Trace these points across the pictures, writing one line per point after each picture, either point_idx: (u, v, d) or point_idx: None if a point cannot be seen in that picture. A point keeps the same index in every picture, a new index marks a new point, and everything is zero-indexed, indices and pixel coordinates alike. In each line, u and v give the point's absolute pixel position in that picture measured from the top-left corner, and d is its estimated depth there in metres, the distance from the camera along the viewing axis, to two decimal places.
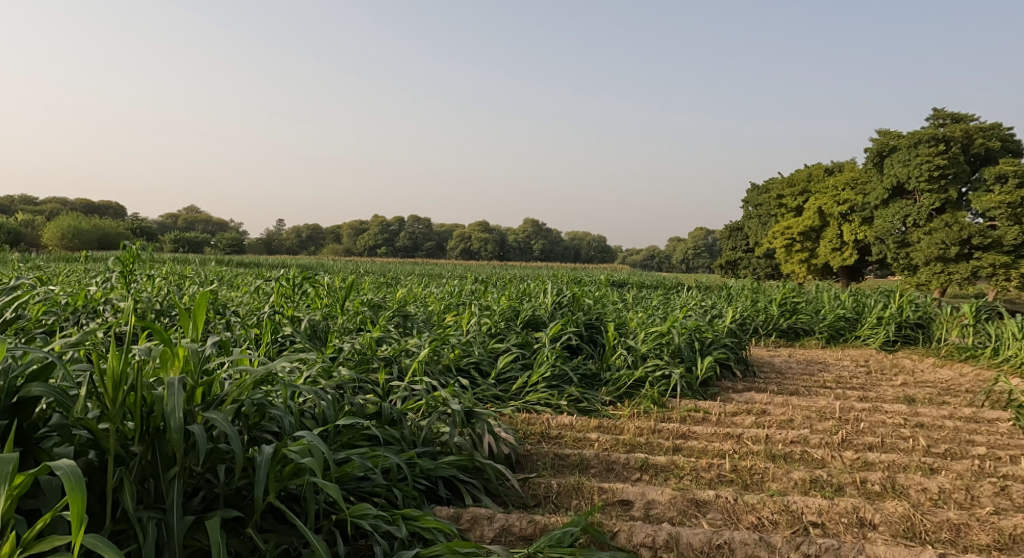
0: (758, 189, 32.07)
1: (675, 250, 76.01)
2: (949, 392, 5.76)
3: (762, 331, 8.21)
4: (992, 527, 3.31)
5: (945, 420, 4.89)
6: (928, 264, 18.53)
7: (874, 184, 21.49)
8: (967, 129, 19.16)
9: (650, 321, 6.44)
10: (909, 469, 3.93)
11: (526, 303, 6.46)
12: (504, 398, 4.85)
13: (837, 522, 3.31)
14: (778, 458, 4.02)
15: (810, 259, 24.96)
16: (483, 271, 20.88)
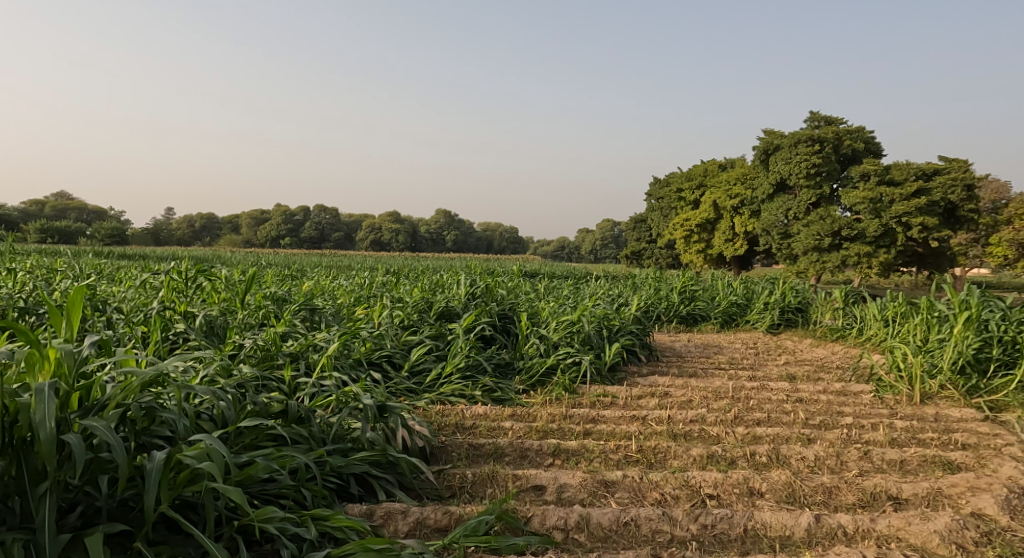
0: (660, 182, 33.30)
1: (584, 241, 78.04)
2: (823, 369, 6.29)
3: (664, 317, 8.60)
4: (856, 488, 3.66)
5: (819, 395, 5.34)
6: (806, 254, 19.95)
7: (760, 179, 22.81)
8: (838, 132, 20.56)
9: (561, 310, 6.61)
10: (791, 440, 4.27)
11: (438, 295, 6.47)
12: (418, 391, 4.87)
13: (730, 493, 3.57)
14: (678, 437, 4.26)
15: (706, 249, 26.22)
16: (392, 263, 20.65)
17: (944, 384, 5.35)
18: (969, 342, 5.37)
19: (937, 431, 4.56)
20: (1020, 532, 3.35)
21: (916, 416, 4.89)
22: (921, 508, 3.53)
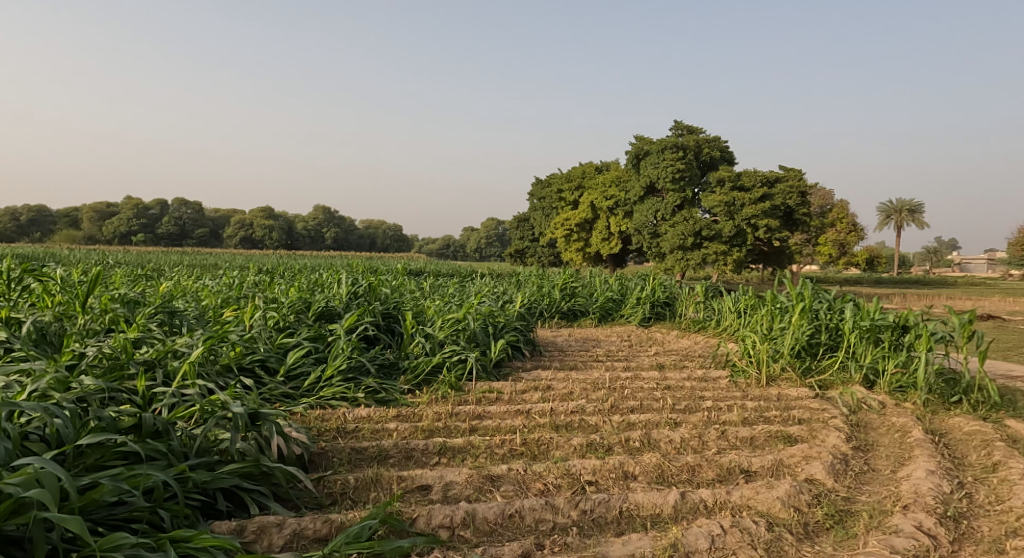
0: (541, 182, 34.12)
1: (468, 239, 78.52)
2: (687, 358, 6.77)
3: (546, 313, 8.86)
4: (714, 464, 3.98)
5: (684, 381, 5.75)
6: (672, 252, 21.16)
7: (632, 182, 23.98)
8: (696, 141, 22.36)
9: (447, 308, 6.63)
10: (660, 424, 4.56)
11: (318, 295, 6.29)
12: (295, 396, 4.74)
13: (607, 478, 3.77)
14: (560, 428, 4.43)
15: (585, 248, 27.18)
16: (265, 263, 19.62)
17: (784, 367, 6.07)
18: (802, 329, 6.16)
19: (779, 409, 5.14)
20: (842, 492, 3.82)
21: (761, 396, 5.45)
22: (765, 478, 3.92)
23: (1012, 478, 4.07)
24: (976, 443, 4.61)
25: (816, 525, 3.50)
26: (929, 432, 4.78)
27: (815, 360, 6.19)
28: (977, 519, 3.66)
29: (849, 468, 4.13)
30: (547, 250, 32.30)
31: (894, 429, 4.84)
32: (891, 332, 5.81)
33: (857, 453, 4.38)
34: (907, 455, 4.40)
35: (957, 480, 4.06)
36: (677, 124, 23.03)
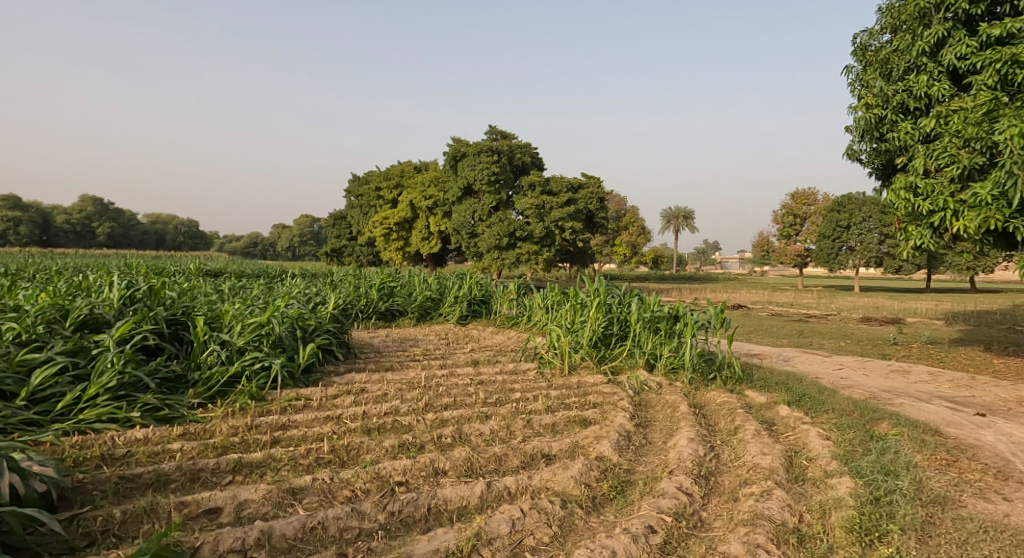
0: (358, 180, 33.33)
1: (280, 237, 74.02)
2: (503, 353, 7.16)
3: (363, 315, 8.72)
4: (521, 453, 4.30)
5: (496, 375, 6.04)
6: (489, 251, 22.11)
7: (450, 183, 24.23)
8: (511, 145, 23.51)
9: (248, 312, 6.21)
10: (472, 419, 4.75)
11: (82, 300, 5.52)
12: (45, 422, 4.21)
13: (418, 476, 3.87)
14: (372, 431, 4.42)
15: (404, 247, 27.06)
16: (13, 264, 16.70)
17: (583, 357, 6.96)
18: (598, 321, 7.15)
19: (577, 394, 5.73)
20: (624, 464, 4.39)
21: (563, 384, 6.03)
22: (562, 459, 4.34)
23: (747, 437, 5.04)
24: (722, 411, 5.78)
25: (602, 497, 3.98)
26: (692, 405, 5.86)
27: (608, 348, 7.20)
28: (723, 474, 4.47)
29: (631, 443, 4.80)
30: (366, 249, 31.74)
31: (667, 405, 5.84)
32: (666, 322, 7.00)
33: (638, 430, 5.09)
34: (675, 426, 5.26)
35: (709, 444, 4.93)
36: (492, 128, 23.85)
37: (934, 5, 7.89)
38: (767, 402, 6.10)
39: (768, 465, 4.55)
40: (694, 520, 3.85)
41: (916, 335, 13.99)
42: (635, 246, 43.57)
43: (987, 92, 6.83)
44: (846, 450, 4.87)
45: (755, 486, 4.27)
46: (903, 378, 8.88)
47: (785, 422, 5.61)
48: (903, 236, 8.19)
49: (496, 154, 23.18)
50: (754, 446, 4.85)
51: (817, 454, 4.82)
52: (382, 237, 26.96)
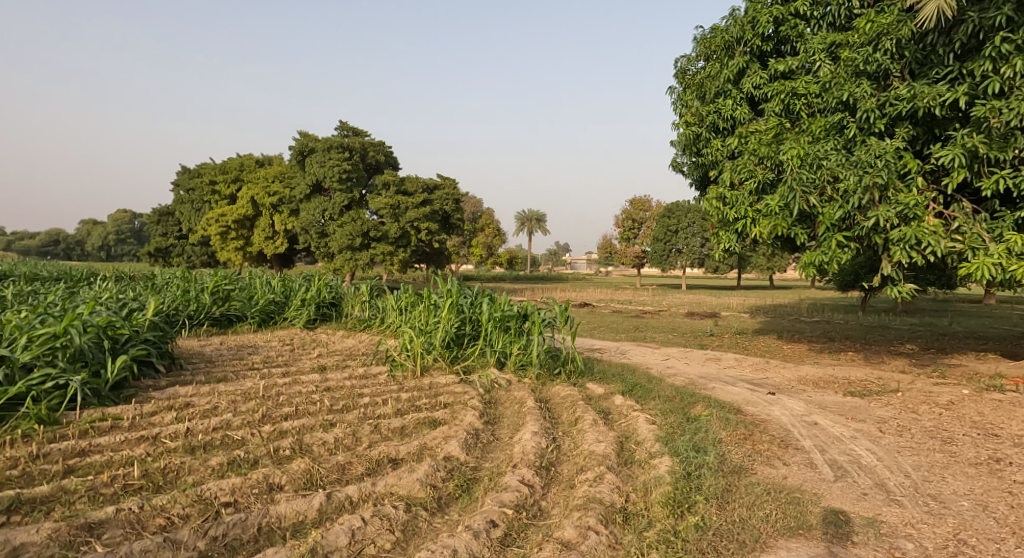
0: (189, 172, 30.66)
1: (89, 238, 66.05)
2: (352, 357, 7.79)
3: (195, 320, 8.74)
4: (366, 459, 4.85)
5: (345, 380, 6.69)
6: (341, 252, 22.22)
7: (298, 179, 23.20)
8: (364, 143, 23.61)
9: (38, 321, 5.82)
10: (313, 428, 5.32)
11: None
12: None
13: (248, 494, 4.28)
14: (196, 450, 4.80)
15: (246, 247, 25.33)
16: None
17: (436, 357, 7.48)
18: (451, 321, 7.74)
19: (429, 396, 6.45)
20: (470, 462, 5.03)
21: (416, 387, 6.72)
22: (409, 462, 4.93)
23: (585, 427, 5.87)
24: (566, 403, 6.65)
25: (448, 496, 4.56)
26: (538, 399, 6.67)
27: (461, 348, 7.81)
28: (563, 463, 5.19)
29: (478, 441, 5.46)
30: (200, 249, 29.42)
31: (515, 401, 6.58)
32: (517, 321, 7.84)
33: (486, 427, 5.79)
34: (521, 421, 6.02)
35: (552, 436, 5.70)
36: (343, 121, 23.29)
37: (735, 40, 10.07)
38: (604, 393, 7.19)
39: (601, 452, 5.32)
40: (534, 510, 4.45)
41: (730, 326, 15.98)
42: (492, 246, 44.74)
43: (776, 117, 9.03)
44: (667, 432, 5.87)
45: (589, 473, 4.97)
46: (716, 364, 9.92)
47: (619, 409, 6.62)
48: (716, 240, 10.22)
49: (347, 151, 23.00)
50: (591, 435, 5.67)
51: (643, 438, 5.72)
52: (218, 236, 24.89)
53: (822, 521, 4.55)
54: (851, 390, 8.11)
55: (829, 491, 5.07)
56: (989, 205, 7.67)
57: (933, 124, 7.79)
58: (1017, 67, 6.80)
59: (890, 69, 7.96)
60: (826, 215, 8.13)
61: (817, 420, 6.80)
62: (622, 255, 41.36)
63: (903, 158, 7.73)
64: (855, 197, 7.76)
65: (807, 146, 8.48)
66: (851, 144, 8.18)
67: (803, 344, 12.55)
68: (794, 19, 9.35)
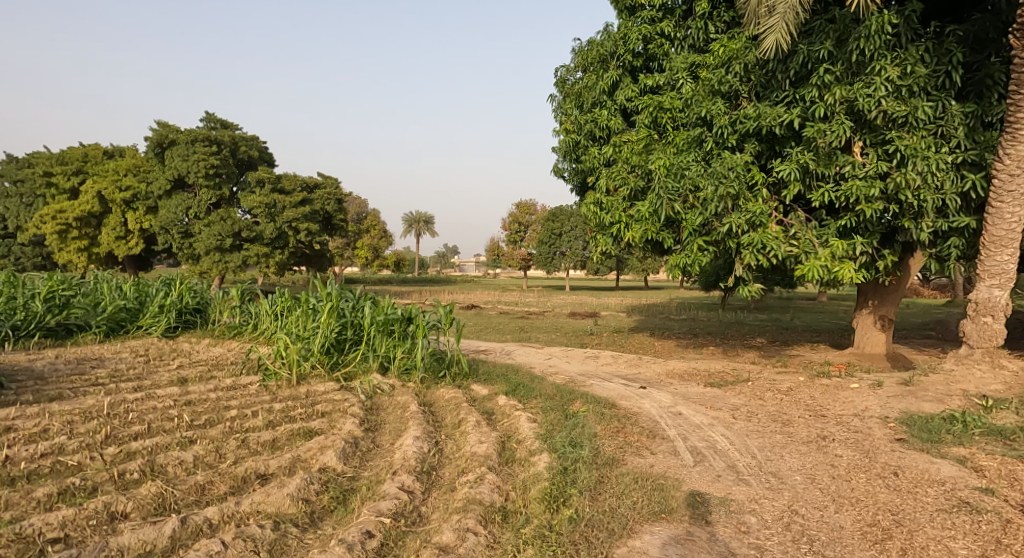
0: (19, 163, 27.81)
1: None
2: (218, 367, 7.51)
3: (22, 330, 8.25)
4: (229, 477, 4.72)
5: (209, 393, 6.43)
6: (208, 253, 21.28)
7: (155, 174, 21.79)
8: (234, 137, 22.40)
9: None
10: (169, 446, 5.12)
11: None
12: None
13: (84, 527, 4.05)
14: (20, 481, 4.52)
15: (91, 247, 23.15)
16: None
17: (314, 364, 7.35)
18: (331, 327, 7.52)
19: (305, 406, 6.29)
20: (348, 472, 4.99)
21: (291, 396, 6.55)
22: (279, 477, 4.83)
23: (468, 429, 5.95)
24: (450, 406, 6.69)
25: (322, 510, 4.50)
26: (421, 403, 6.67)
27: (342, 354, 7.68)
28: (444, 467, 5.25)
29: (357, 449, 5.42)
30: (31, 248, 26.43)
31: (398, 406, 6.55)
32: (400, 324, 7.76)
33: (367, 435, 5.75)
34: (403, 426, 6.01)
35: (435, 439, 5.74)
36: (208, 113, 22.13)
37: (609, 54, 10.57)
38: (487, 394, 7.31)
39: (483, 452, 5.41)
40: (413, 516, 4.47)
41: (608, 325, 16.76)
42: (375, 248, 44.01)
43: (645, 129, 9.57)
44: (547, 429, 6.08)
45: (471, 474, 5.04)
46: (594, 361, 10.36)
47: (502, 410, 6.76)
48: (593, 242, 10.68)
49: (215, 145, 21.79)
50: (473, 437, 5.75)
51: (524, 437, 5.87)
52: (56, 235, 22.29)
53: (682, 504, 4.88)
54: (711, 381, 8.76)
55: (689, 476, 5.46)
56: (820, 215, 8.55)
57: (774, 142, 8.55)
58: (838, 94, 7.63)
59: (740, 90, 8.67)
60: (688, 221, 8.72)
61: (681, 410, 7.29)
62: (508, 257, 42.12)
63: (750, 171, 8.44)
64: (712, 205, 8.38)
65: (672, 157, 9.07)
66: (709, 156, 8.82)
67: (672, 340, 13.40)
68: (660, 38, 9.91)
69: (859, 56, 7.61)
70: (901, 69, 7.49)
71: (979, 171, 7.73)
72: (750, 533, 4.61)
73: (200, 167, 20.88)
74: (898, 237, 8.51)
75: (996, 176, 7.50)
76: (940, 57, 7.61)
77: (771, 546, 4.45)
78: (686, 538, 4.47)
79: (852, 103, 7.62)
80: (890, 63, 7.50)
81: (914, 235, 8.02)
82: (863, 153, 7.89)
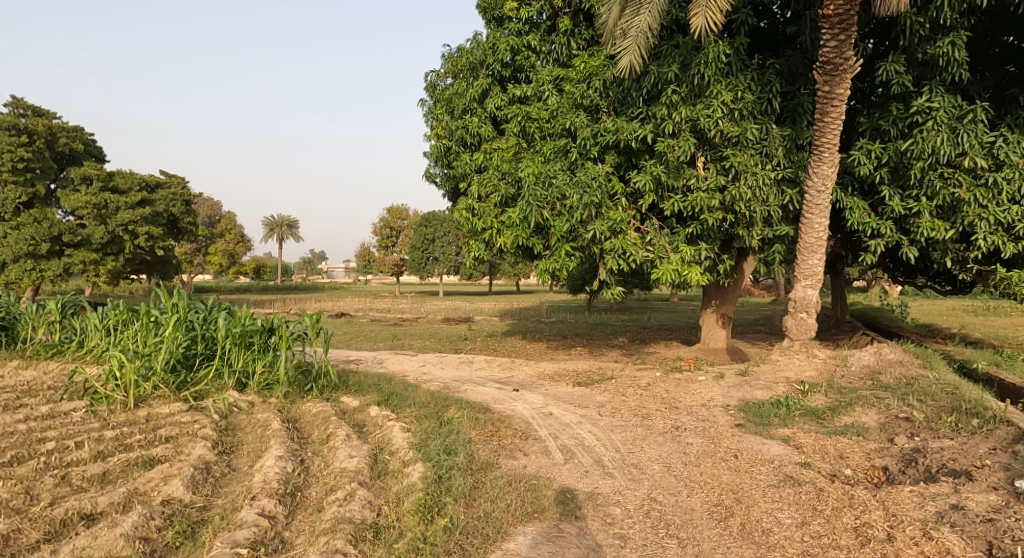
0: None
1: None
2: (31, 394, 6.75)
3: None
4: (43, 522, 4.29)
5: (18, 425, 5.79)
6: (16, 261, 18.68)
7: None
8: (51, 127, 20.62)
9: None
10: None
11: None
12: None
13: None
14: None
15: None
16: None
17: (157, 385, 6.80)
18: (178, 342, 7.02)
19: (144, 432, 5.81)
20: (198, 502, 4.69)
21: (127, 422, 6.03)
22: (110, 515, 4.46)
23: (337, 444, 5.79)
24: (317, 421, 6.47)
25: (165, 547, 4.20)
26: (284, 420, 6.40)
27: (192, 371, 7.16)
28: (310, 486, 5.09)
29: (209, 476, 5.11)
30: None
31: (257, 424, 6.25)
32: (260, 336, 7.50)
33: (220, 459, 5.45)
34: (264, 446, 5.74)
35: (300, 458, 5.54)
36: (14, 100, 19.92)
37: (479, 63, 10.73)
38: (358, 405, 7.15)
39: (354, 467, 5.30)
40: (275, 544, 4.27)
41: (480, 329, 16.99)
42: (232, 255, 41.57)
43: (514, 137, 9.81)
44: (421, 438, 6.05)
45: (340, 491, 4.93)
46: (468, 367, 10.42)
47: (374, 420, 6.65)
48: (466, 247, 10.76)
49: (28, 135, 19.73)
50: (342, 452, 5.61)
51: (398, 448, 5.82)
52: None
53: (553, 502, 5.04)
54: (578, 380, 9.13)
55: (560, 473, 5.66)
56: (672, 223, 9.17)
57: (631, 155, 9.06)
58: (684, 113, 8.25)
59: (601, 104, 9.12)
60: (556, 228, 9.02)
61: (552, 410, 7.54)
62: (380, 264, 41.33)
63: (611, 181, 8.91)
64: (577, 213, 8.71)
65: (541, 166, 9.37)
66: (573, 166, 9.17)
67: (542, 342, 13.77)
68: (526, 50, 10.21)
69: (701, 80, 8.28)
70: (734, 94, 8.25)
71: (795, 187, 8.80)
72: (614, 523, 4.86)
73: (4, 159, 18.60)
74: (734, 243, 9.32)
75: (808, 190, 8.48)
76: (763, 85, 8.54)
77: (633, 534, 4.70)
78: (557, 535, 4.63)
79: (695, 122, 8.26)
80: (725, 89, 8.22)
81: (747, 241, 8.79)
82: (706, 167, 8.58)
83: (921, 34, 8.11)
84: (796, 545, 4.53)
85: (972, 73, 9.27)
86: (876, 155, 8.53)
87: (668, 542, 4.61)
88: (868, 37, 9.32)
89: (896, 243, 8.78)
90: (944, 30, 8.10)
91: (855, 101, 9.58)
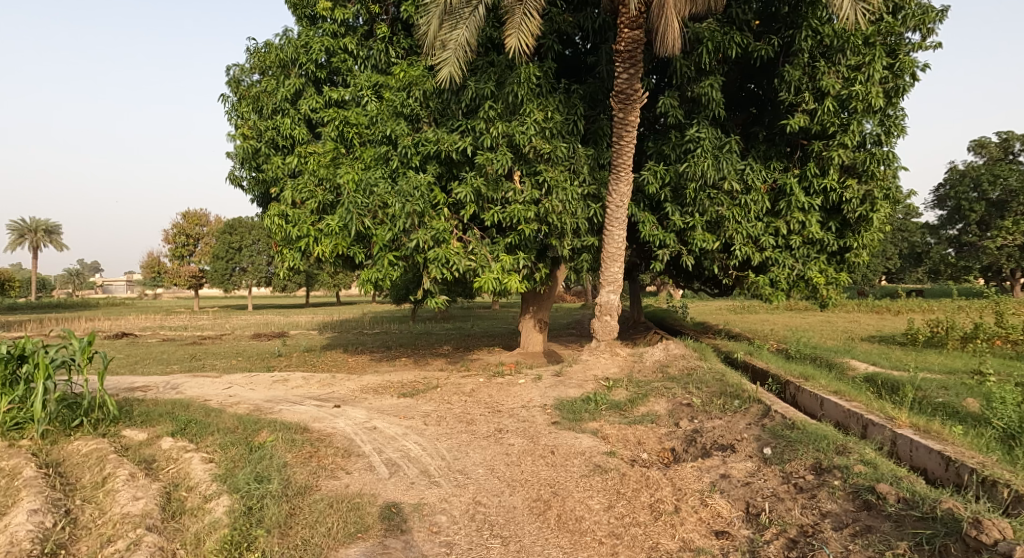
0: None
1: None
2: None
3: None
4: None
5: None
6: None
7: None
8: None
9: None
10: None
11: None
12: None
13: None
14: None
15: None
16: None
17: None
18: None
19: None
20: None
21: None
22: None
23: (117, 486, 5.19)
24: (89, 461, 5.75)
25: None
26: (40, 466, 5.59)
27: None
28: (79, 541, 4.55)
29: None
30: None
31: (4, 474, 5.40)
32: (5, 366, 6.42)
33: None
34: (11, 501, 4.97)
35: (63, 509, 4.88)
36: None
37: (291, 60, 10.23)
38: (146, 439, 6.48)
39: (139, 511, 4.80)
40: None
41: (296, 344, 16.16)
42: None
43: (331, 142, 9.57)
44: (226, 468, 5.64)
45: (121, 542, 4.45)
46: (282, 386, 9.84)
47: (167, 454, 6.08)
48: (279, 257, 10.22)
49: None
50: (123, 495, 5.03)
51: (197, 482, 5.37)
52: None
53: (377, 519, 4.96)
54: (402, 391, 9.06)
55: (384, 488, 5.58)
56: (492, 233, 9.44)
57: (451, 166, 9.23)
58: (501, 129, 8.55)
59: (421, 114, 9.20)
60: (378, 237, 8.88)
61: (375, 424, 7.39)
62: (173, 276, 37.74)
63: (433, 191, 8.98)
64: (399, 222, 8.67)
65: (360, 173, 9.23)
66: (395, 174, 9.17)
67: (365, 354, 13.47)
68: (343, 53, 9.99)
69: (515, 98, 8.64)
70: (544, 113, 8.71)
71: (598, 202, 9.52)
72: (440, 532, 4.89)
73: None
74: (548, 252, 9.78)
75: (608, 205, 9.19)
76: (570, 108, 9.17)
77: (458, 540, 4.78)
78: (382, 551, 4.57)
79: (511, 137, 8.59)
80: (537, 108, 8.64)
81: (559, 251, 9.32)
82: (522, 181, 8.97)
83: (689, 75, 9.19)
84: (604, 528, 4.89)
85: (727, 113, 10.58)
86: (661, 176, 9.45)
87: (492, 542, 4.75)
88: (651, 73, 10.31)
89: (676, 252, 9.76)
90: (707, 74, 9.24)
91: (642, 128, 10.57)
